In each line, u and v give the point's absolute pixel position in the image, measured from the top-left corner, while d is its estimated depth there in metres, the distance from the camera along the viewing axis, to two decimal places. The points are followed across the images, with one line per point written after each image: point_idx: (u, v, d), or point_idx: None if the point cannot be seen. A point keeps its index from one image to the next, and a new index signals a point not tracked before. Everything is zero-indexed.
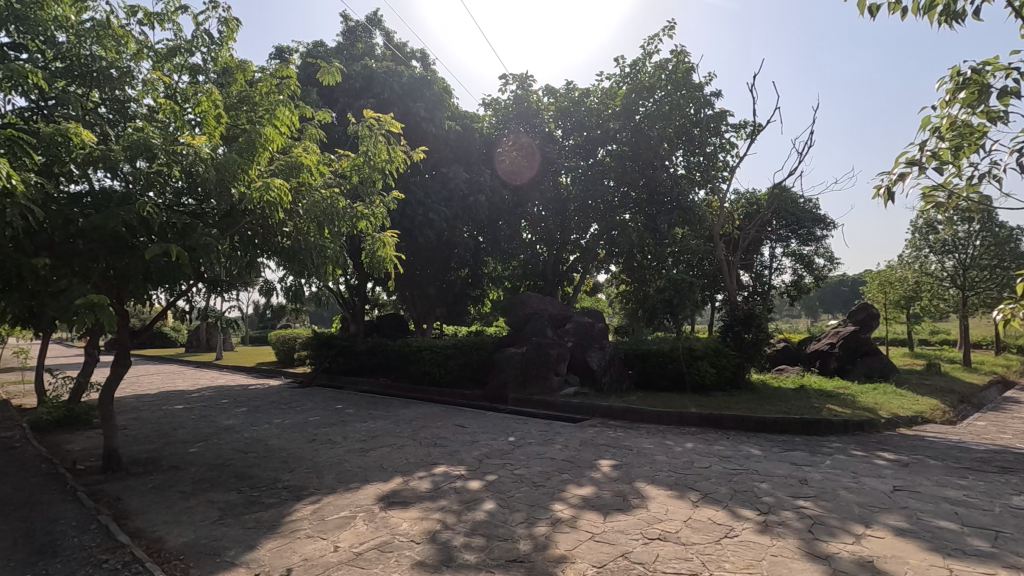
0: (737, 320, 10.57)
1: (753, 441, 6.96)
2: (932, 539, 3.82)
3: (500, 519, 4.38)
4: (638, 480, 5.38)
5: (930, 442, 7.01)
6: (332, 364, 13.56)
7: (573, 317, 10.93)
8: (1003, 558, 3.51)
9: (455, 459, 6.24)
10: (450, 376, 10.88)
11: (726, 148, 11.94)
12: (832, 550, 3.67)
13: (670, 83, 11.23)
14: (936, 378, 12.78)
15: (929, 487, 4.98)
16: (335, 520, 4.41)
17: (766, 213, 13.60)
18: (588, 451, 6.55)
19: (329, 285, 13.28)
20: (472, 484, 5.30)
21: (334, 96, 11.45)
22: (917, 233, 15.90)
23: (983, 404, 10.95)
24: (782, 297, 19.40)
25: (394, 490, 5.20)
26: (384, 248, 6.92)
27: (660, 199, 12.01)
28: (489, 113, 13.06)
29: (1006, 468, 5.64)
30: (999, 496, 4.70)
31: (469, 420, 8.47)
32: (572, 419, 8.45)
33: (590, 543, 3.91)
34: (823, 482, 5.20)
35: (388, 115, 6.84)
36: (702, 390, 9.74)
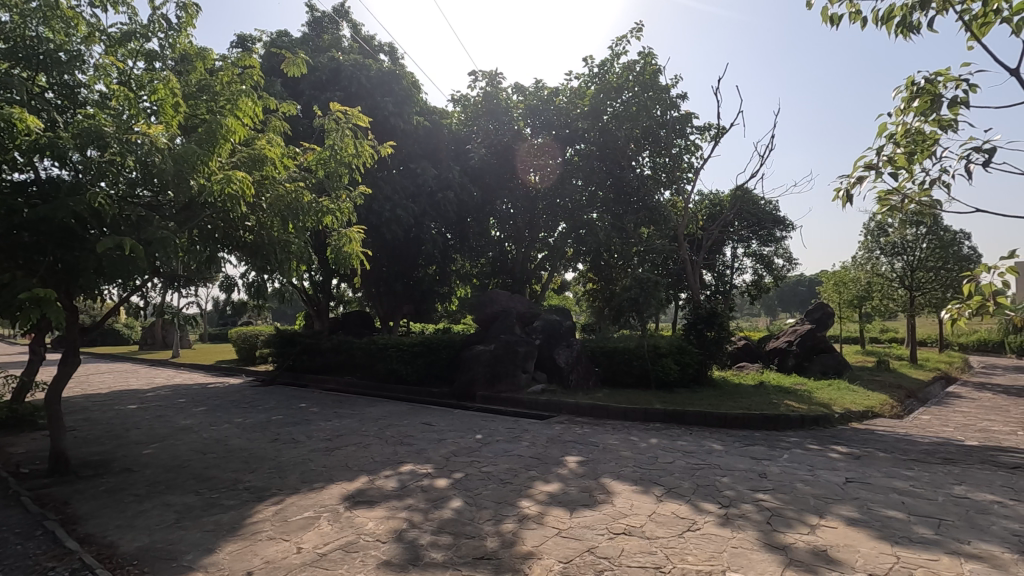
0: (700, 319, 10.79)
1: (714, 437, 7.14)
2: (881, 528, 4.01)
3: (467, 517, 4.37)
4: (604, 475, 5.46)
5: (880, 435, 7.32)
6: (295, 361, 13.28)
7: (541, 316, 10.95)
8: (945, 544, 3.70)
9: (421, 458, 6.20)
10: (416, 374, 10.78)
11: (690, 149, 12.15)
12: (788, 541, 3.80)
13: (637, 84, 11.39)
14: (886, 374, 13.42)
15: (878, 478, 5.21)
16: (298, 521, 4.32)
17: (728, 214, 13.95)
18: (555, 447, 6.60)
19: (292, 282, 12.97)
20: (439, 483, 5.27)
21: (299, 88, 11.19)
22: (869, 235, 16.53)
23: (928, 399, 11.49)
24: (742, 296, 19.95)
25: (359, 489, 5.12)
26: (351, 244, 6.81)
27: (628, 199, 12.33)
28: (459, 109, 13.04)
29: (947, 459, 5.96)
30: (942, 486, 4.96)
31: (436, 418, 8.41)
32: (539, 416, 8.49)
33: (557, 538, 3.94)
34: (781, 475, 5.38)
35: (355, 108, 6.71)
36: (665, 386, 9.96)
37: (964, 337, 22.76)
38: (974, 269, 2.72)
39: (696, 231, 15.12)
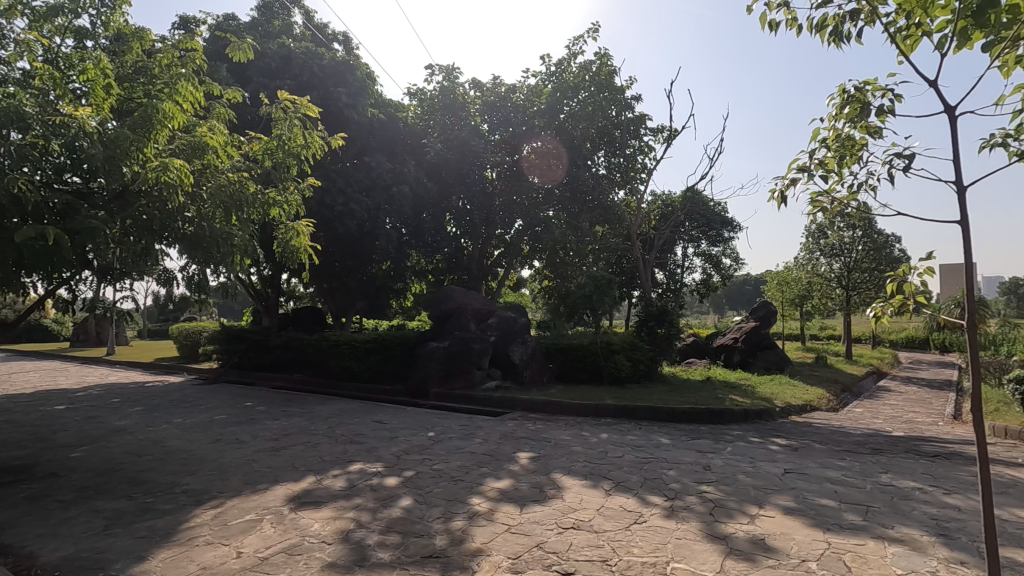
0: (651, 316, 11.14)
1: (663, 431, 7.32)
2: (814, 516, 4.20)
3: (417, 516, 4.32)
4: (555, 471, 5.51)
5: (817, 428, 7.70)
6: (242, 359, 12.79)
7: (497, 312, 10.99)
8: (872, 529, 3.92)
9: (372, 456, 6.08)
10: (369, 371, 10.55)
11: (644, 150, 12.39)
12: (729, 531, 3.94)
13: (593, 84, 11.63)
14: (824, 369, 14.13)
15: (814, 469, 5.47)
16: (238, 525, 4.16)
17: (679, 214, 14.30)
18: (508, 444, 6.61)
19: (239, 277, 12.49)
20: (389, 481, 5.18)
21: (247, 74, 10.72)
22: (810, 237, 17.31)
23: (861, 393, 12.15)
24: (692, 295, 20.56)
25: (306, 489, 4.99)
26: (298, 237, 6.56)
27: (584, 198, 12.62)
28: (415, 103, 12.83)
29: (876, 449, 6.33)
30: (870, 475, 5.25)
31: (388, 416, 8.28)
32: (492, 413, 8.49)
33: (506, 535, 3.94)
34: (724, 467, 5.56)
35: (303, 98, 6.49)
36: (618, 382, 10.15)
37: (894, 333, 24.26)
38: (897, 269, 2.51)
39: (649, 231, 15.39)
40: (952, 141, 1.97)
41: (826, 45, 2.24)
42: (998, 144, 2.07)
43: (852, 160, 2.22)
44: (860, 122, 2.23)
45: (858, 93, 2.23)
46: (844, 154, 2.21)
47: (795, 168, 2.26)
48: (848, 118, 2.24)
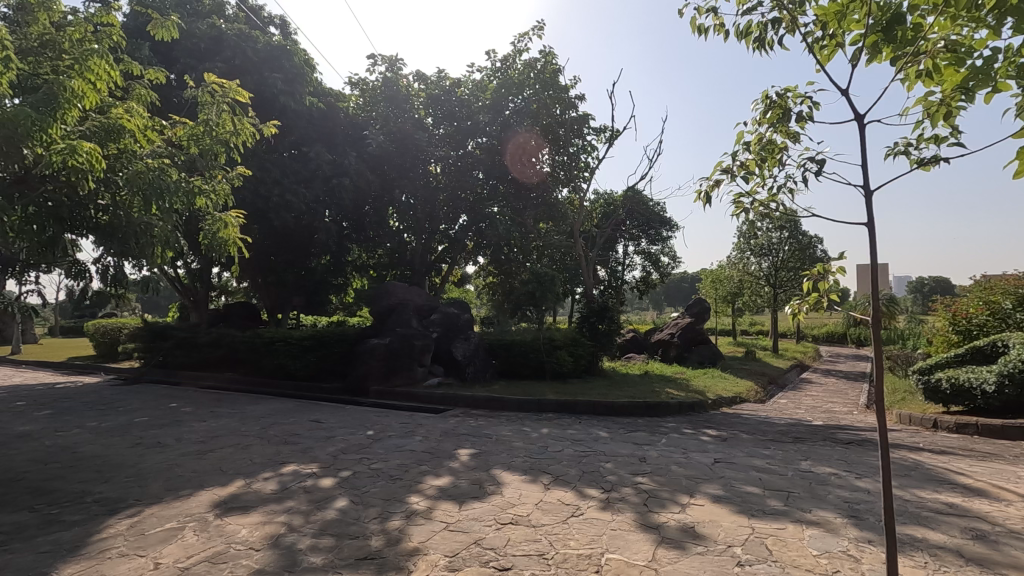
0: (592, 312, 11.35)
1: (602, 425, 7.47)
2: (741, 503, 4.41)
3: (352, 517, 4.20)
4: (495, 466, 5.51)
5: (745, 419, 8.10)
6: (167, 357, 12.07)
7: (439, 308, 10.89)
8: (792, 514, 4.15)
9: (307, 457, 5.87)
10: (306, 369, 10.20)
11: (587, 149, 12.57)
12: (661, 520, 4.06)
13: (538, 82, 11.53)
14: (753, 363, 14.91)
15: (741, 458, 5.74)
16: (157, 534, 3.90)
17: (620, 213, 14.64)
18: (449, 441, 6.55)
19: (164, 271, 11.75)
20: (324, 482, 5.02)
21: (172, 55, 10.11)
22: (741, 238, 18.18)
23: (785, 385, 12.92)
24: (632, 292, 21.16)
25: (234, 494, 4.75)
26: (227, 229, 6.21)
27: (527, 194, 12.51)
28: (356, 93, 12.48)
29: (797, 438, 6.72)
30: (792, 462, 5.58)
31: (326, 415, 8.03)
32: (433, 410, 8.39)
33: (444, 533, 3.90)
34: (659, 459, 5.74)
35: (232, 81, 6.14)
36: (560, 377, 10.28)
37: (816, 329, 25.98)
38: (812, 269, 2.52)
39: (591, 229, 15.71)
40: (861, 148, 2.04)
41: (750, 51, 2.28)
42: (902, 151, 2.15)
43: (772, 163, 2.26)
44: (781, 126, 2.26)
45: (779, 99, 2.27)
46: (764, 157, 2.25)
47: (717, 169, 2.28)
48: (770, 122, 2.27)
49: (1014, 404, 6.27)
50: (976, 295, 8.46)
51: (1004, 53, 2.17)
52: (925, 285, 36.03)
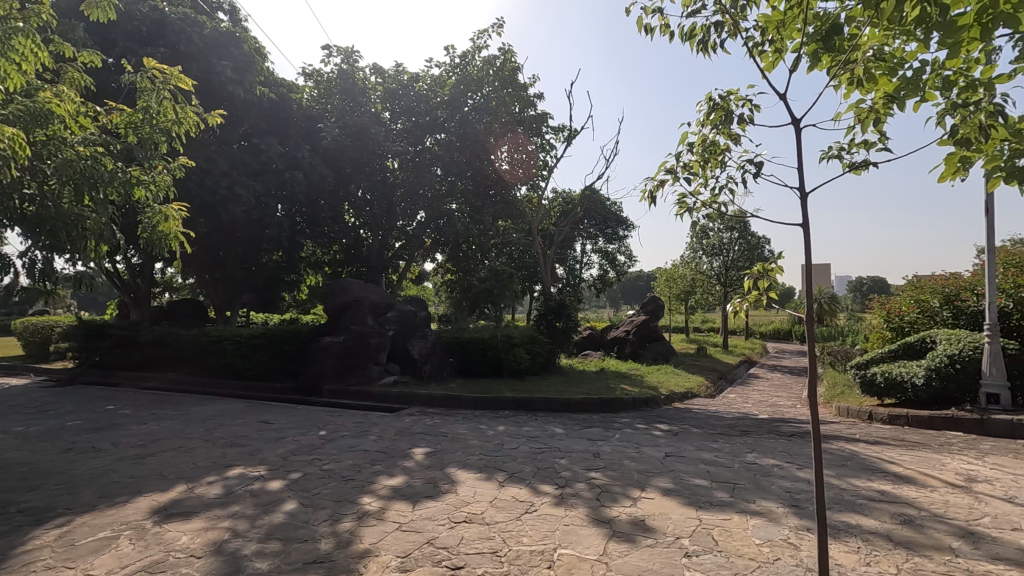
0: (550, 310, 11.44)
1: (558, 421, 7.54)
2: (689, 495, 4.53)
3: (301, 520, 4.08)
4: (450, 465, 5.47)
5: (696, 413, 8.35)
6: (104, 357, 11.41)
7: (395, 306, 10.70)
8: (737, 505, 4.30)
9: (255, 459, 5.67)
10: (256, 368, 9.89)
11: (546, 148, 12.67)
12: (613, 514, 4.13)
13: (497, 79, 11.77)
14: (704, 359, 15.40)
15: (691, 451, 5.90)
16: (88, 544, 3.68)
17: (577, 211, 14.82)
18: (403, 440, 6.46)
19: (101, 266, 11.09)
20: (272, 485, 4.86)
21: (110, 37, 9.55)
22: (694, 238, 18.78)
23: (734, 380, 13.41)
24: (590, 290, 21.46)
25: (175, 499, 4.54)
26: (168, 223, 5.90)
27: (486, 191, 12.45)
28: (310, 84, 12.17)
29: (744, 431, 6.98)
30: (738, 455, 5.77)
31: (276, 415, 7.79)
32: (389, 409, 8.26)
33: (396, 533, 3.84)
34: (612, 454, 5.83)
35: (174, 67, 5.82)
36: (517, 375, 10.30)
37: (763, 326, 27.13)
38: (753, 268, 2.59)
39: (549, 227, 15.84)
40: (797, 153, 2.10)
41: (694, 54, 2.31)
42: (835, 155, 2.22)
43: (714, 165, 2.30)
44: (724, 128, 2.30)
45: (723, 102, 2.30)
46: (707, 158, 2.28)
47: (662, 169, 2.30)
48: (713, 124, 2.30)
49: (941, 397, 6.67)
50: (908, 295, 8.91)
51: (932, 65, 2.25)
52: (863, 283, 38.13)
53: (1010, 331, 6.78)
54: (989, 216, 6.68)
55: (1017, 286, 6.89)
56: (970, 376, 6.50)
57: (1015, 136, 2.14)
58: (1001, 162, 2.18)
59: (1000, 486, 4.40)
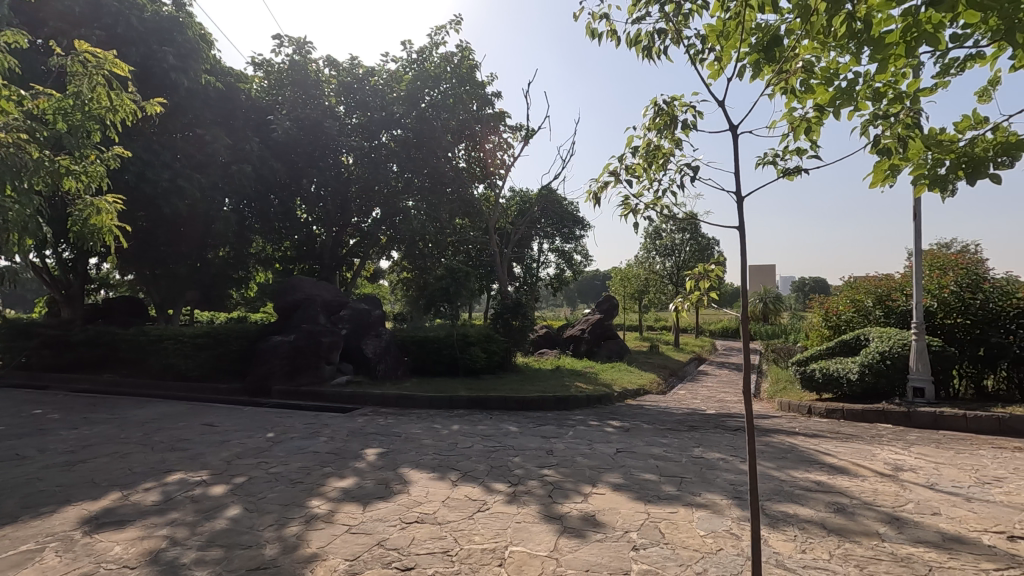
0: (506, 309, 11.49)
1: (512, 419, 7.57)
2: (639, 490, 4.63)
3: (245, 525, 3.94)
4: (403, 465, 5.40)
5: (647, 410, 8.56)
6: (31, 358, 10.67)
7: (349, 304, 10.47)
8: (684, 498, 4.43)
9: (197, 464, 5.43)
10: (200, 369, 9.49)
11: (504, 147, 12.72)
12: (564, 510, 4.18)
13: (454, 76, 11.79)
14: (657, 356, 15.85)
15: (641, 447, 6.04)
16: (9, 558, 3.44)
17: (534, 210, 14.93)
18: (355, 441, 6.34)
19: (28, 261, 10.35)
20: (215, 491, 4.68)
21: (39, 16, 8.92)
22: (647, 239, 19.31)
23: (684, 376, 13.85)
24: (547, 288, 21.66)
25: (108, 508, 4.30)
26: (100, 216, 5.56)
27: (443, 188, 12.12)
28: (260, 75, 11.76)
29: (692, 426, 7.20)
30: (686, 449, 5.95)
31: (221, 418, 7.49)
32: (341, 409, 8.08)
33: (346, 536, 3.76)
34: (565, 451, 5.90)
35: (110, 51, 5.46)
36: (472, 373, 10.29)
37: (712, 325, 28.08)
38: (695, 268, 2.66)
39: (506, 226, 15.90)
40: (734, 158, 2.16)
41: (640, 59, 2.36)
42: (770, 161, 2.29)
43: (657, 167, 2.35)
44: (668, 133, 2.35)
45: (667, 107, 2.35)
46: (650, 162, 2.33)
47: (606, 170, 2.32)
48: (658, 128, 2.35)
49: (873, 391, 7.06)
50: (844, 294, 9.38)
51: (864, 77, 2.35)
52: (805, 283, 40.14)
53: (935, 329, 7.25)
54: (916, 221, 7.12)
55: (941, 287, 7.37)
56: (900, 372, 6.89)
57: (935, 146, 2.26)
58: (924, 169, 2.31)
59: (923, 474, 4.71)
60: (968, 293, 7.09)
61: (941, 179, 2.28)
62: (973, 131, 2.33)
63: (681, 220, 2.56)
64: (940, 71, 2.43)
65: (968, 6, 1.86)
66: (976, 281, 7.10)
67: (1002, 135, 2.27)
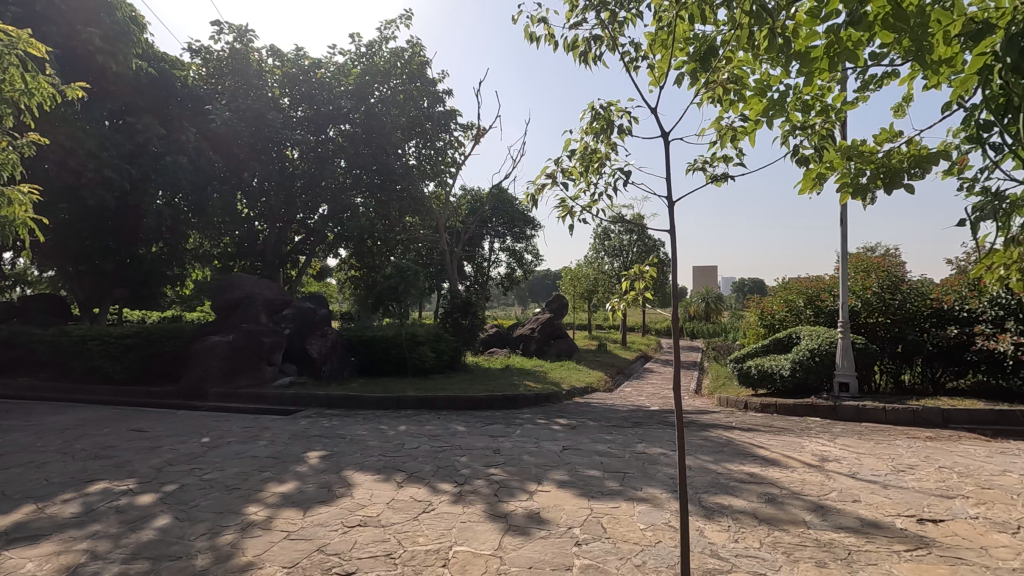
0: (455, 308, 11.45)
1: (460, 419, 7.54)
2: (583, 486, 4.72)
3: (174, 535, 3.75)
4: (347, 468, 5.29)
5: (594, 407, 8.73)
6: None
7: (292, 303, 10.11)
8: (626, 492, 4.55)
9: (123, 472, 5.13)
10: (128, 372, 8.95)
11: (455, 145, 12.68)
12: (510, 509, 4.20)
13: (405, 72, 11.69)
14: (605, 355, 16.19)
15: (587, 444, 6.16)
16: None
17: (485, 209, 14.93)
18: (297, 444, 6.15)
19: None
20: (143, 500, 4.43)
21: None
22: (596, 240, 19.71)
23: (630, 374, 14.22)
24: (497, 288, 21.70)
25: (20, 522, 3.99)
26: (12, 207, 5.18)
27: (393, 185, 11.79)
28: (198, 62, 11.23)
29: (636, 422, 7.40)
30: (629, 445, 6.10)
31: (151, 423, 7.09)
32: (282, 412, 7.81)
33: (284, 543, 3.65)
34: (512, 449, 5.93)
35: (25, 30, 5.07)
36: (421, 373, 10.19)
37: (658, 324, 28.95)
38: (631, 270, 2.70)
39: (457, 224, 15.84)
40: (665, 163, 2.22)
41: (577, 64, 2.40)
42: (700, 167, 2.38)
43: (593, 171, 2.39)
44: (605, 137, 2.39)
45: (604, 111, 2.39)
46: (586, 165, 2.37)
47: (543, 171, 2.34)
48: (595, 132, 2.39)
49: (803, 386, 7.48)
50: (779, 295, 9.85)
51: (793, 89, 2.44)
52: (745, 284, 41.92)
53: (858, 327, 7.75)
54: (843, 227, 7.59)
55: (864, 288, 7.85)
56: (827, 368, 7.33)
57: (857, 156, 2.36)
58: (848, 179, 2.41)
59: (846, 464, 5.02)
60: (888, 294, 7.59)
61: (862, 188, 2.39)
62: (890, 144, 2.46)
63: (628, 223, 2.58)
64: (860, 87, 2.56)
65: (883, 27, 2.00)
66: (895, 284, 7.63)
67: (914, 148, 2.39)
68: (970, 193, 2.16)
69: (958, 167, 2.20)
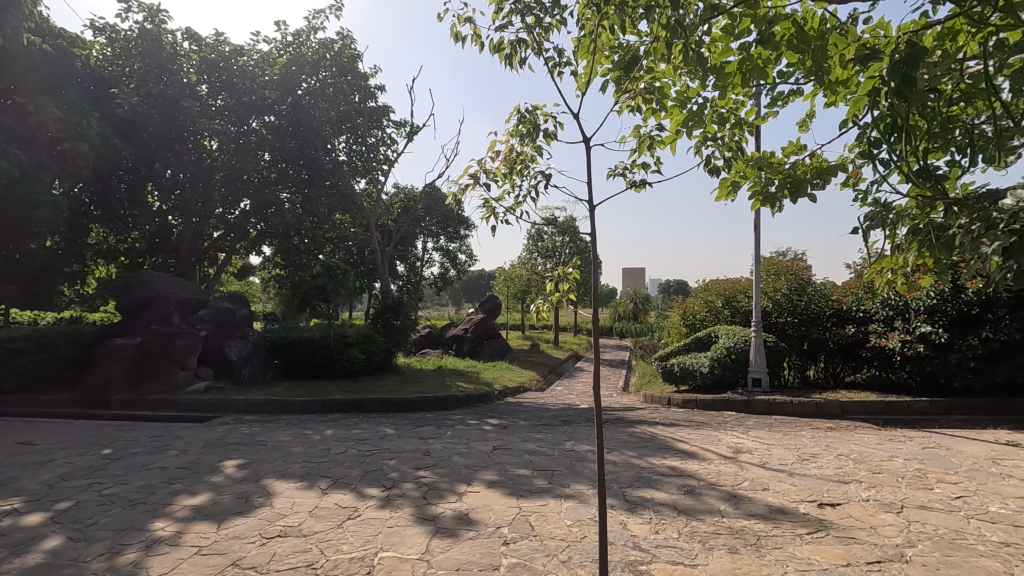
0: (387, 308, 11.17)
1: (390, 421, 7.38)
2: (512, 485, 4.75)
3: (66, 558, 3.42)
4: (267, 476, 5.03)
5: (525, 406, 8.82)
6: None
7: (209, 303, 9.56)
8: (554, 490, 4.62)
9: (7, 490, 4.62)
10: (15, 380, 8.05)
11: (387, 142, 12.40)
12: (438, 511, 4.15)
13: (335, 65, 11.32)
14: (537, 355, 16.41)
15: (517, 443, 6.21)
16: None
17: (418, 207, 14.72)
18: (212, 453, 5.79)
19: None
20: (31, 520, 4.01)
21: None
22: (530, 241, 19.96)
23: (562, 373, 14.49)
24: (431, 288, 21.45)
25: None
26: None
27: (321, 181, 11.48)
28: (102, 41, 10.31)
29: (565, 421, 7.54)
30: (559, 443, 6.21)
31: (43, 435, 6.44)
32: (197, 419, 7.33)
33: (194, 559, 3.42)
34: (442, 451, 5.87)
35: None
36: (350, 375, 9.90)
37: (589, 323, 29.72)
38: (555, 273, 2.72)
39: (389, 223, 15.53)
40: (587, 166, 2.27)
41: (503, 67, 2.41)
42: (620, 173, 2.45)
43: (517, 174, 2.42)
44: (531, 140, 2.41)
45: (530, 115, 2.42)
46: (511, 167, 2.39)
47: (467, 171, 2.32)
48: (520, 135, 2.41)
49: (721, 383, 7.93)
50: (700, 296, 10.36)
51: (710, 101, 2.56)
52: (670, 284, 43.77)
53: (770, 326, 8.29)
54: (757, 232, 8.09)
55: (775, 290, 8.40)
56: (742, 365, 7.80)
57: (767, 167, 2.52)
58: (759, 188, 2.58)
59: (757, 454, 5.35)
60: (796, 295, 8.17)
61: (771, 197, 2.57)
62: (795, 156, 2.64)
63: (557, 224, 2.60)
64: (770, 102, 2.73)
65: (788, 47, 2.15)
66: (802, 286, 8.23)
67: (816, 160, 2.58)
68: (863, 204, 2.36)
69: (853, 179, 2.41)
